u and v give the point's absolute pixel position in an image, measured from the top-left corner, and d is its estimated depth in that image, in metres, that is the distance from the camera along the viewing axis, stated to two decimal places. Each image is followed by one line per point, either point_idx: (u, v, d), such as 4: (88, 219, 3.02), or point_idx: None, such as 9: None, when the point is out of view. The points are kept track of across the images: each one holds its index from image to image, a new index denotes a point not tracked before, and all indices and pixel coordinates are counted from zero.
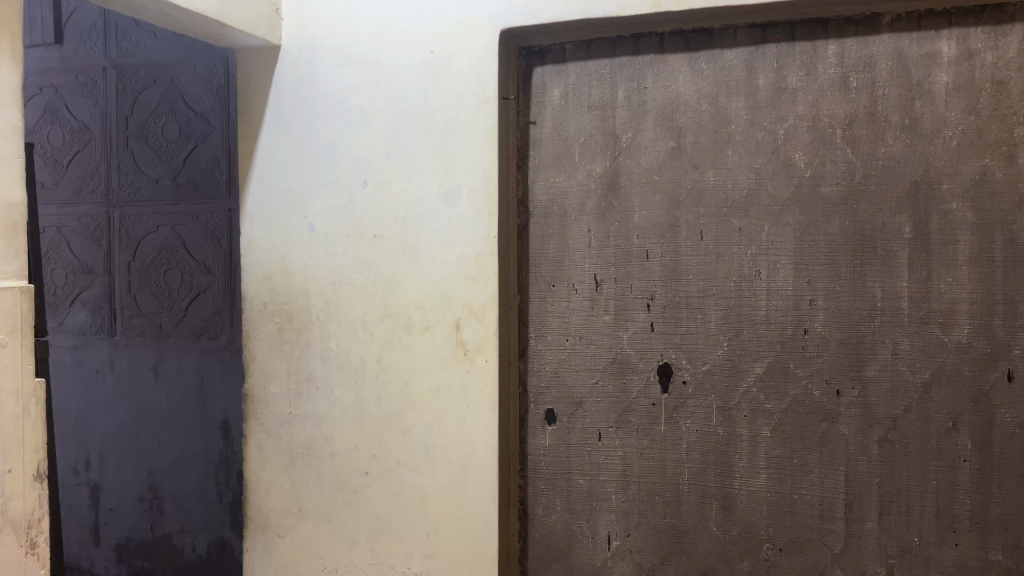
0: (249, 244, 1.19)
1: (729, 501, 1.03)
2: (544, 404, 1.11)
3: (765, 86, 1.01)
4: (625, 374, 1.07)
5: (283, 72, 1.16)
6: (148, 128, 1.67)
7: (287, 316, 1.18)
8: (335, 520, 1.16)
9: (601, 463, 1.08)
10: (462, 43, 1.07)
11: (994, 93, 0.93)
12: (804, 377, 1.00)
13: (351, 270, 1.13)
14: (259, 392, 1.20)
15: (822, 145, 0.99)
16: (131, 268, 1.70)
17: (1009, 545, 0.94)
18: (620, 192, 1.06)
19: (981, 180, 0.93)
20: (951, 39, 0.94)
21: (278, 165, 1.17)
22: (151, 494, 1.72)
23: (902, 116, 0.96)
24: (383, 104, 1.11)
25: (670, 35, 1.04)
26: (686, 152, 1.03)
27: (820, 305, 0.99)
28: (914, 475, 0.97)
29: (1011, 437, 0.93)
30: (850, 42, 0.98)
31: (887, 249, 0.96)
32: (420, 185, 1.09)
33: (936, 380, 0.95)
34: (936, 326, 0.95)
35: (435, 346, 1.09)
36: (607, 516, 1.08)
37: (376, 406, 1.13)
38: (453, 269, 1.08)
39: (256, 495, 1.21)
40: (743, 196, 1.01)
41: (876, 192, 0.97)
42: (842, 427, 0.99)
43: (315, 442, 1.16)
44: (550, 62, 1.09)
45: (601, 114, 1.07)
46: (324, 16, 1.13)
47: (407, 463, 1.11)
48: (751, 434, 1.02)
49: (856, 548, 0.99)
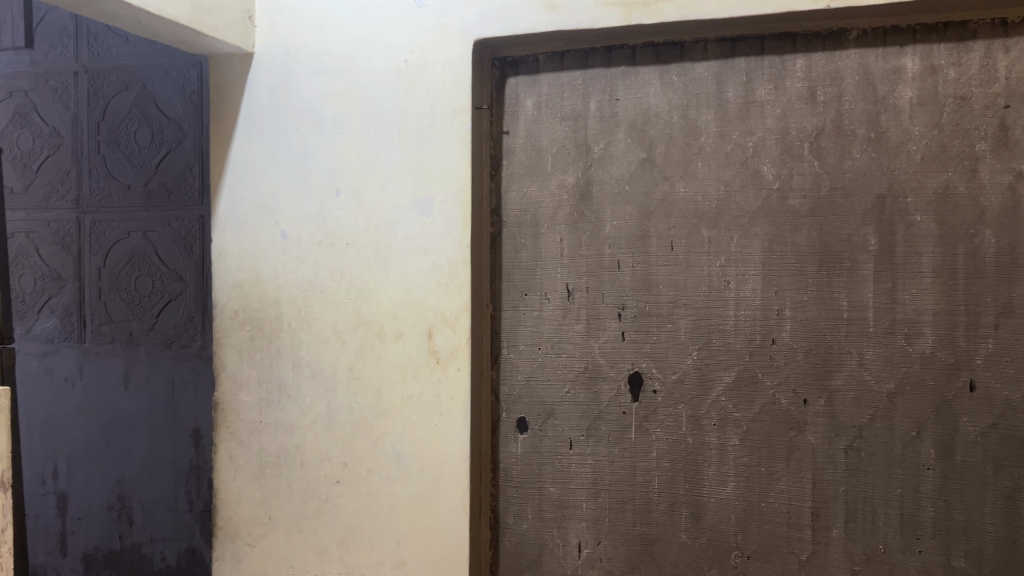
0: (221, 251, 1.19)
1: (698, 509, 1.04)
2: (516, 412, 1.12)
3: (734, 99, 1.02)
4: (597, 383, 1.08)
5: (256, 79, 1.16)
6: (119, 133, 1.66)
7: (258, 324, 1.17)
8: (306, 529, 1.15)
9: (573, 471, 1.09)
10: (436, 53, 1.07)
11: (957, 109, 0.95)
12: (772, 386, 1.01)
13: (323, 278, 1.13)
14: (229, 400, 1.19)
15: (790, 158, 1.00)
16: (102, 274, 1.68)
17: (971, 552, 0.95)
18: (592, 202, 1.07)
19: (944, 194, 0.95)
20: (915, 55, 0.96)
21: (250, 172, 1.17)
22: (119, 503, 1.70)
23: (868, 130, 0.98)
24: (357, 112, 1.11)
25: (641, 47, 1.06)
26: (657, 164, 1.05)
27: (787, 315, 1.01)
28: (879, 483, 0.98)
29: (973, 445, 0.95)
30: (818, 56, 1.00)
31: (853, 260, 0.98)
32: (394, 194, 1.09)
33: (901, 389, 0.97)
34: (900, 336, 0.97)
35: (407, 354, 1.09)
36: (577, 524, 1.09)
37: (348, 415, 1.13)
38: (426, 277, 1.08)
39: (225, 504, 1.20)
40: (713, 208, 1.03)
41: (842, 204, 0.99)
42: (808, 436, 1.00)
43: (285, 451, 1.16)
44: (523, 72, 1.11)
45: (574, 125, 1.08)
46: (298, 23, 1.14)
47: (378, 472, 1.11)
48: (719, 442, 1.03)
49: (822, 555, 1.00)
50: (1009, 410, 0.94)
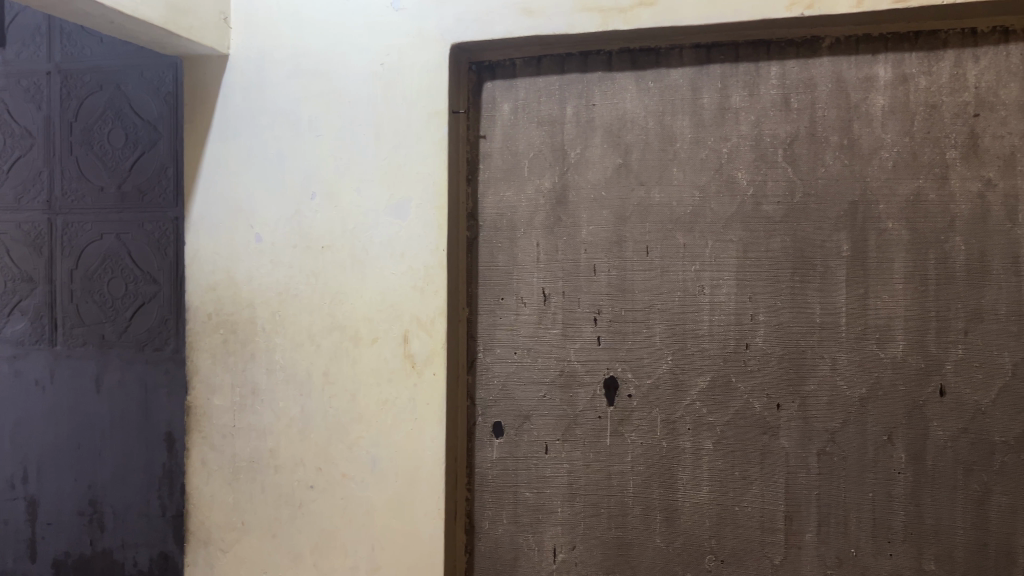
0: (195, 254, 1.18)
1: (672, 513, 1.05)
2: (492, 417, 1.11)
3: (709, 105, 1.03)
4: (572, 388, 1.08)
5: (231, 80, 1.15)
6: (92, 134, 1.63)
7: (232, 328, 1.17)
8: (279, 534, 1.14)
9: (548, 475, 1.09)
10: (413, 57, 1.07)
11: (928, 117, 0.96)
12: (746, 391, 1.02)
13: (298, 282, 1.13)
14: (202, 404, 1.18)
15: (764, 164, 1.01)
16: (74, 276, 1.66)
17: (941, 556, 0.96)
18: (569, 207, 1.08)
19: (916, 201, 0.97)
20: (887, 63, 0.98)
21: (225, 174, 1.16)
22: (90, 508, 1.67)
23: (841, 137, 0.99)
24: (333, 116, 1.11)
25: (617, 54, 1.06)
26: (633, 169, 1.05)
27: (761, 320, 1.01)
28: (851, 488, 0.99)
29: (943, 449, 0.96)
30: (792, 64, 1.00)
31: (826, 266, 0.99)
32: (370, 197, 1.09)
33: (873, 395, 0.98)
34: (873, 341, 0.98)
35: (382, 358, 1.09)
36: (552, 529, 1.09)
37: (322, 419, 1.12)
38: (401, 280, 1.08)
39: (198, 509, 1.19)
40: (688, 214, 1.04)
41: (815, 210, 1.00)
42: (782, 440, 1.01)
43: (258, 455, 1.15)
44: (500, 77, 1.11)
45: (550, 130, 1.08)
46: (274, 25, 1.13)
47: (353, 477, 1.10)
48: (694, 446, 1.04)
49: (795, 558, 1.01)
50: (979, 415, 0.95)
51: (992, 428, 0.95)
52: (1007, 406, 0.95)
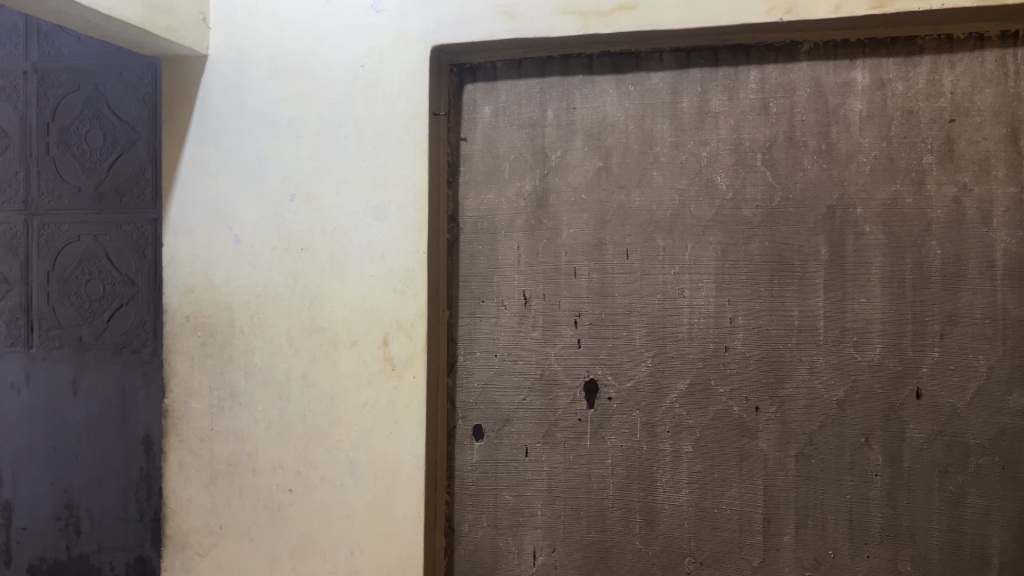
0: (173, 255, 1.17)
1: (652, 516, 1.05)
2: (472, 420, 1.11)
3: (689, 109, 1.04)
4: (552, 391, 1.08)
5: (210, 81, 1.14)
6: (69, 134, 1.54)
7: (210, 330, 1.16)
8: (257, 538, 1.13)
9: (528, 478, 1.09)
10: (394, 59, 1.07)
11: (904, 122, 0.97)
12: (725, 394, 1.02)
13: (276, 284, 1.12)
14: (179, 408, 1.17)
15: (743, 168, 1.02)
16: (51, 278, 1.56)
17: (917, 557, 0.97)
18: (549, 210, 1.08)
19: (893, 205, 0.97)
20: (864, 69, 0.99)
21: (202, 176, 1.15)
22: (66, 513, 1.56)
23: (819, 142, 1.00)
24: (312, 117, 1.10)
25: (598, 57, 1.07)
26: (613, 172, 1.06)
27: (740, 323, 1.02)
28: (829, 489, 0.99)
29: (919, 451, 0.97)
30: (771, 68, 1.01)
31: (804, 269, 1.00)
32: (349, 199, 1.08)
33: (851, 397, 0.99)
34: (850, 344, 0.99)
35: (362, 361, 1.08)
36: (532, 532, 1.09)
37: (300, 422, 1.11)
38: (381, 283, 1.07)
39: (175, 513, 1.17)
40: (668, 217, 1.04)
41: (793, 215, 1.00)
42: (760, 443, 1.01)
43: (236, 459, 1.14)
44: (480, 79, 1.11)
45: (531, 133, 1.09)
46: (253, 26, 1.12)
47: (332, 480, 1.10)
48: (673, 449, 1.04)
49: (773, 560, 1.01)
50: (954, 417, 0.96)
51: (967, 430, 0.96)
52: (981, 409, 0.95)
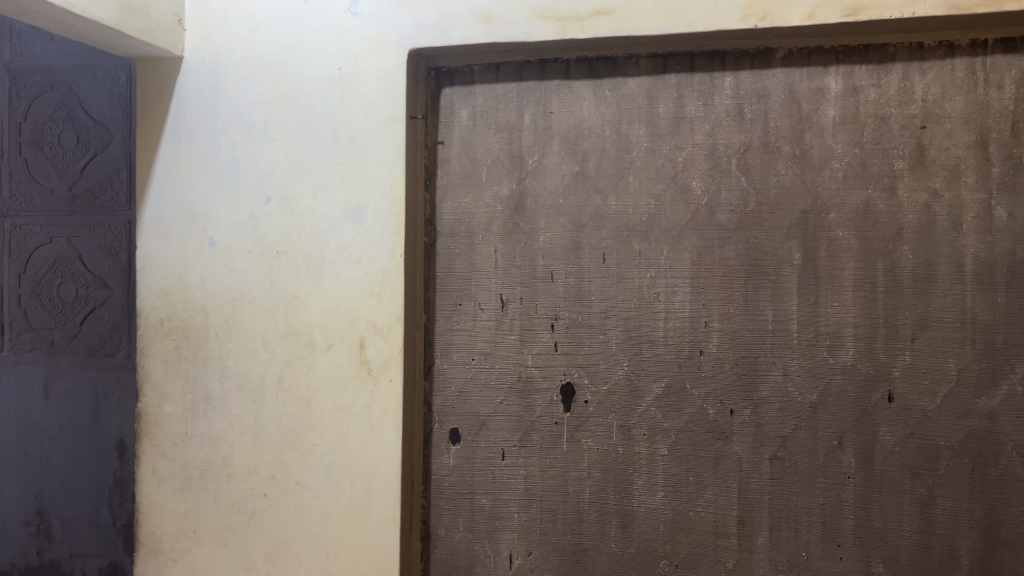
0: (147, 258, 1.16)
1: (628, 519, 1.05)
2: (448, 423, 1.11)
3: (665, 114, 1.04)
4: (529, 394, 1.08)
5: (185, 82, 1.14)
6: (42, 135, 1.48)
7: (184, 334, 1.15)
8: (232, 543, 1.12)
9: (505, 482, 1.09)
10: (371, 62, 1.07)
11: (876, 128, 0.99)
12: (700, 397, 1.03)
13: (252, 287, 1.11)
14: (153, 412, 1.16)
15: (718, 173, 1.03)
16: (22, 280, 1.50)
17: (889, 559, 0.98)
18: (526, 214, 1.08)
19: (865, 211, 0.99)
20: (837, 75, 1.00)
21: (176, 178, 1.14)
22: (38, 518, 1.51)
23: (793, 147, 1.01)
24: (288, 119, 1.10)
25: (575, 62, 1.07)
26: (589, 177, 1.06)
27: (714, 327, 1.02)
28: (802, 491, 1.00)
29: (891, 454, 0.98)
30: (745, 74, 1.02)
31: (778, 274, 1.01)
32: (326, 202, 1.08)
33: (824, 401, 1.00)
34: (823, 348, 1.00)
35: (338, 365, 1.08)
36: (509, 535, 1.09)
37: (275, 426, 1.11)
38: (357, 286, 1.07)
39: (148, 518, 1.16)
40: (644, 221, 1.05)
41: (768, 219, 1.01)
42: (734, 446, 1.02)
43: (211, 463, 1.13)
44: (458, 83, 1.11)
45: (508, 137, 1.09)
46: (228, 27, 1.12)
47: (307, 484, 1.09)
48: (648, 452, 1.05)
49: (748, 562, 1.02)
50: (925, 420, 0.97)
51: (937, 432, 0.97)
52: (951, 411, 0.97)
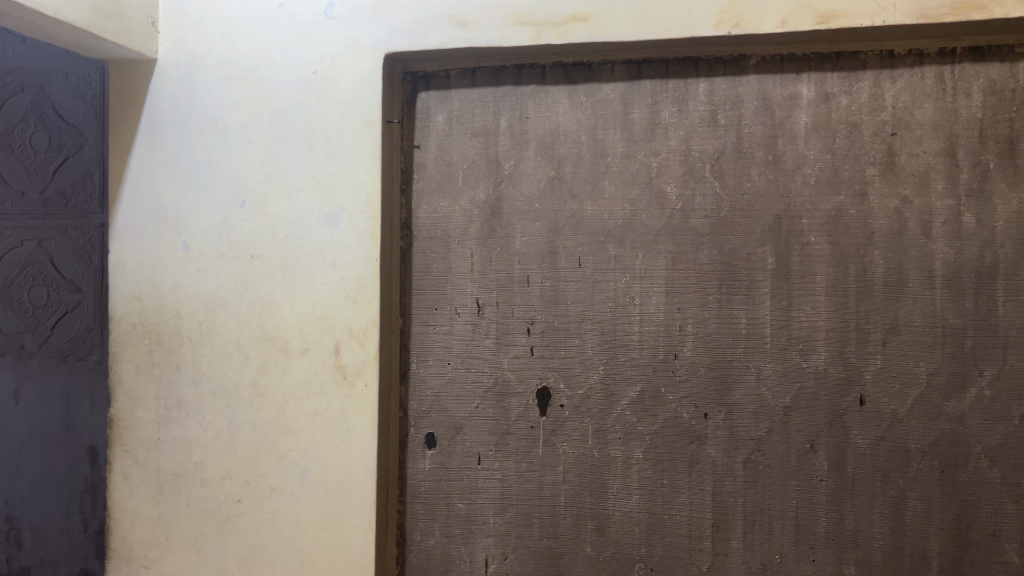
0: (119, 262, 1.15)
1: (603, 523, 1.06)
2: (424, 428, 1.11)
3: (640, 120, 1.05)
4: (505, 398, 1.08)
5: (158, 85, 1.13)
6: (11, 137, 1.41)
7: (157, 338, 1.14)
8: (205, 550, 1.11)
9: (480, 486, 1.09)
10: (347, 66, 1.06)
11: (848, 135, 1.00)
12: (674, 401, 1.04)
13: (226, 291, 1.11)
14: (125, 417, 1.15)
15: (692, 179, 1.04)
16: None
17: (861, 560, 0.99)
18: (502, 218, 1.08)
19: (837, 216, 1.00)
20: (810, 82, 1.01)
21: (150, 182, 1.13)
22: (6, 525, 1.43)
23: (766, 153, 1.02)
24: (263, 123, 1.09)
25: (551, 67, 1.08)
26: (565, 182, 1.07)
27: (688, 331, 1.03)
28: (775, 494, 1.01)
29: (862, 457, 1.00)
30: (719, 81, 1.03)
31: (751, 279, 1.02)
32: (301, 206, 1.08)
33: (797, 404, 1.01)
34: (796, 352, 1.01)
35: (313, 369, 1.08)
36: (484, 539, 1.09)
37: (249, 431, 1.10)
38: (332, 290, 1.07)
39: (120, 525, 1.15)
40: (619, 226, 1.05)
41: (741, 224, 1.02)
42: (708, 449, 1.03)
43: (184, 469, 1.12)
44: (434, 87, 1.11)
45: (484, 141, 1.09)
46: (203, 30, 1.11)
47: (282, 490, 1.08)
48: (624, 456, 1.05)
49: (721, 565, 1.03)
50: (896, 423, 0.99)
51: (908, 435, 0.98)
52: (921, 415, 0.98)
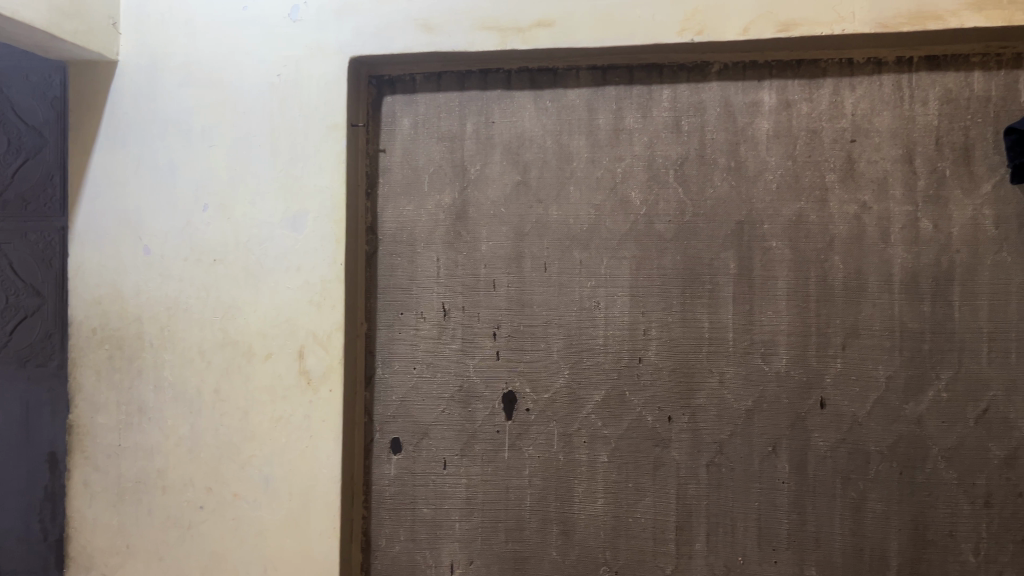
0: (79, 267, 1.13)
1: (568, 526, 1.06)
2: (390, 433, 1.11)
3: (604, 126, 1.06)
4: (471, 403, 1.08)
5: (120, 88, 1.11)
6: None
7: (119, 343, 1.12)
8: (167, 558, 1.10)
9: (446, 491, 1.09)
10: (312, 69, 1.06)
11: (808, 142, 1.02)
12: (639, 404, 1.04)
13: (188, 296, 1.10)
14: (84, 423, 1.13)
15: (656, 185, 1.05)
16: None
17: (822, 561, 1.00)
18: (468, 223, 1.08)
19: (798, 222, 1.01)
20: (771, 89, 1.03)
21: (110, 185, 1.12)
22: None
23: (728, 160, 1.03)
24: (227, 126, 1.08)
25: (517, 73, 1.08)
26: (531, 187, 1.07)
27: (653, 335, 1.04)
28: (738, 497, 1.02)
29: (823, 459, 1.01)
30: (683, 87, 1.04)
31: (714, 283, 1.03)
32: (265, 210, 1.07)
33: (759, 407, 1.02)
34: (758, 355, 1.02)
35: (277, 374, 1.07)
36: (449, 544, 1.08)
37: (212, 437, 1.09)
38: (297, 295, 1.06)
39: (79, 533, 1.13)
40: (585, 231, 1.06)
41: (704, 229, 1.03)
42: (672, 452, 1.04)
43: (145, 476, 1.11)
44: (399, 92, 1.11)
45: (450, 146, 1.09)
46: (165, 32, 1.10)
47: (245, 496, 1.08)
48: (589, 460, 1.06)
49: (686, 568, 1.03)
50: (856, 425, 1.00)
51: (867, 437, 1.00)
52: (880, 417, 1.00)
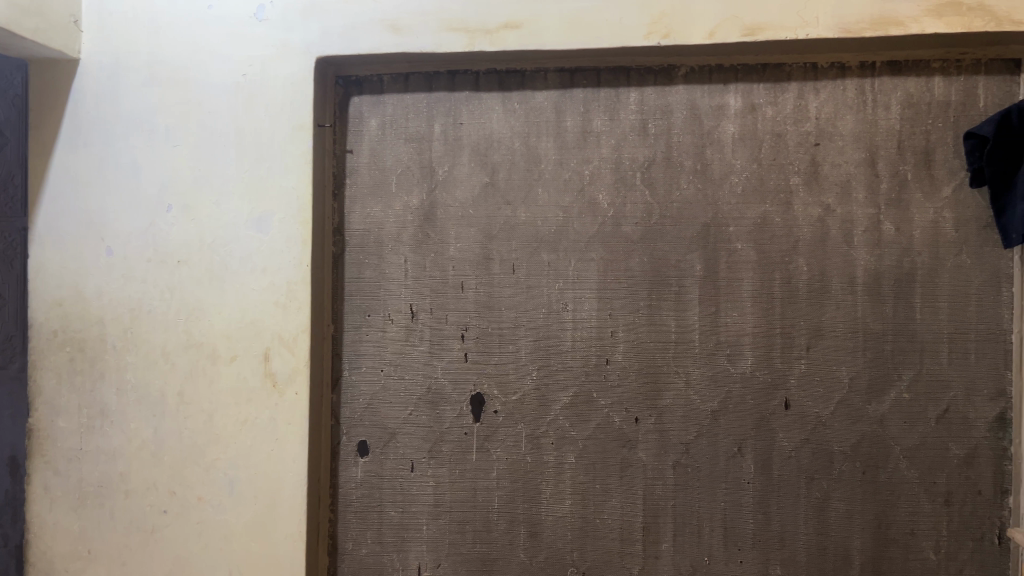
0: (39, 268, 1.11)
1: (536, 528, 1.06)
2: (357, 436, 1.10)
3: (572, 128, 1.06)
4: (439, 405, 1.08)
5: (82, 86, 1.10)
6: None
7: (81, 346, 1.10)
8: (130, 563, 1.08)
9: (413, 494, 1.08)
10: (278, 69, 1.05)
11: (773, 145, 1.03)
12: (606, 406, 1.05)
13: (151, 297, 1.08)
14: (44, 427, 1.11)
15: (623, 187, 1.05)
16: None
17: (786, 560, 1.01)
18: (436, 224, 1.08)
19: (763, 224, 1.02)
20: (737, 93, 1.03)
21: (71, 185, 1.10)
22: None
23: (694, 162, 1.04)
24: (191, 125, 1.07)
25: (485, 74, 1.08)
26: (499, 188, 1.07)
27: (620, 336, 1.04)
28: (704, 497, 1.03)
29: (787, 459, 1.02)
30: (650, 90, 1.05)
31: (680, 285, 1.04)
32: (229, 210, 1.06)
33: (724, 408, 1.03)
34: (724, 356, 1.03)
35: (242, 376, 1.06)
36: (417, 547, 1.08)
37: (176, 441, 1.07)
38: (262, 296, 1.05)
39: (39, 539, 1.11)
40: (552, 233, 1.06)
41: (671, 232, 1.04)
42: (639, 453, 1.04)
43: (107, 480, 1.09)
44: (367, 92, 1.11)
45: (418, 147, 1.09)
46: (128, 30, 1.09)
47: (209, 499, 1.06)
48: (556, 461, 1.06)
49: (652, 568, 1.04)
50: (820, 426, 1.01)
51: (831, 437, 1.01)
52: (844, 417, 1.01)
